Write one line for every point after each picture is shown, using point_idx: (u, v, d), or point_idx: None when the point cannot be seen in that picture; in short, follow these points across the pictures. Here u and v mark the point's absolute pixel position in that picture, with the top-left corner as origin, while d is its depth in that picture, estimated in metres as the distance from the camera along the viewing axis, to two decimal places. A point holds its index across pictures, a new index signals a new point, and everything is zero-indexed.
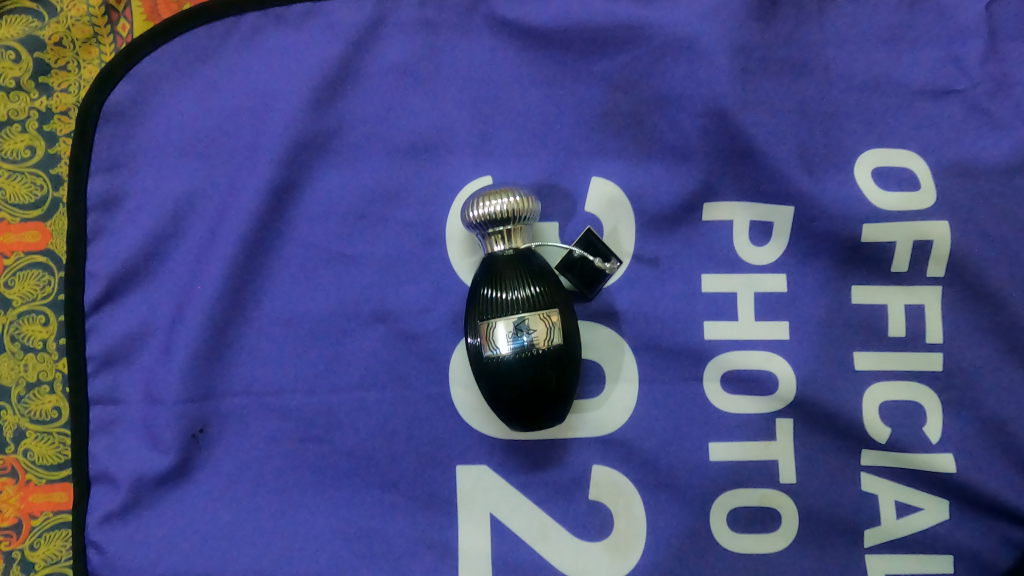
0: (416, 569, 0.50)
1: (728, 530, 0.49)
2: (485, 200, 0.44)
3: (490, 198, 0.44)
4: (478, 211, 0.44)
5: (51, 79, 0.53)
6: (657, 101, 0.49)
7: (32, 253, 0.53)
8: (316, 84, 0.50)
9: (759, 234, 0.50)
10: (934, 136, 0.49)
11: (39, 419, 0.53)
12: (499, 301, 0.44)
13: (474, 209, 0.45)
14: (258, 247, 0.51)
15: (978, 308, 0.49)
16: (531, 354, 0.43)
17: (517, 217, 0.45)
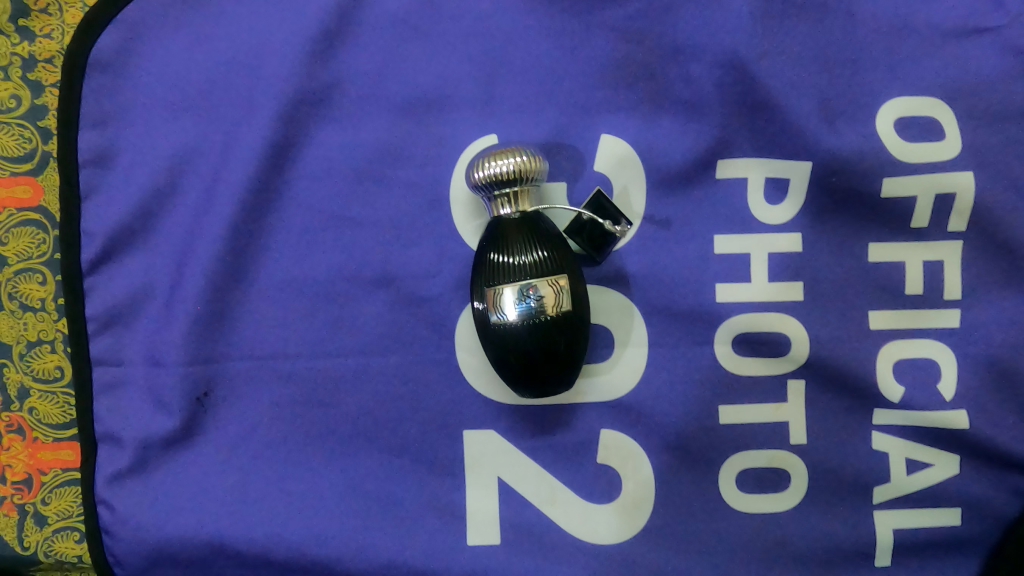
0: (425, 529, 0.50)
1: (736, 491, 0.49)
2: (491, 160, 0.43)
3: (496, 158, 0.43)
4: (484, 171, 0.43)
5: (32, 23, 0.50)
6: (671, 50, 0.47)
7: (24, 209, 0.51)
8: (312, 34, 0.48)
9: (776, 191, 0.48)
10: (963, 86, 0.46)
11: (42, 379, 0.52)
12: (505, 266, 0.43)
13: (480, 169, 0.43)
14: (257, 207, 0.49)
15: (1000, 267, 0.47)
16: (539, 320, 0.42)
17: (524, 178, 0.43)
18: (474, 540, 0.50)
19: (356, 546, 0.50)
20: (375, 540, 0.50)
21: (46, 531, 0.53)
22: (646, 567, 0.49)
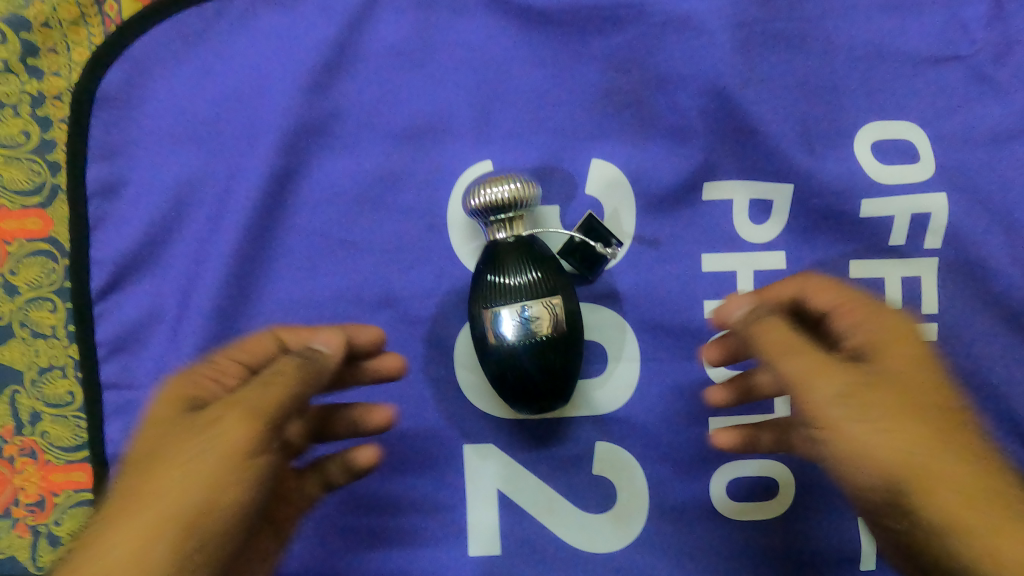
0: (428, 541, 0.52)
1: (727, 499, 0.51)
2: (487, 187, 0.45)
3: (492, 185, 0.45)
4: (480, 198, 0.45)
5: (40, 62, 0.51)
6: (656, 79, 0.49)
7: (35, 240, 0.53)
8: (312, 67, 0.50)
9: (759, 211, 0.50)
10: (934, 109, 0.49)
11: (54, 403, 0.54)
12: (501, 287, 0.45)
13: (476, 196, 0.45)
14: (261, 235, 0.51)
15: (974, 281, 0.49)
16: (536, 338, 0.44)
17: (519, 204, 0.45)
18: (475, 551, 0.52)
19: (363, 558, 0.52)
20: (380, 552, 0.52)
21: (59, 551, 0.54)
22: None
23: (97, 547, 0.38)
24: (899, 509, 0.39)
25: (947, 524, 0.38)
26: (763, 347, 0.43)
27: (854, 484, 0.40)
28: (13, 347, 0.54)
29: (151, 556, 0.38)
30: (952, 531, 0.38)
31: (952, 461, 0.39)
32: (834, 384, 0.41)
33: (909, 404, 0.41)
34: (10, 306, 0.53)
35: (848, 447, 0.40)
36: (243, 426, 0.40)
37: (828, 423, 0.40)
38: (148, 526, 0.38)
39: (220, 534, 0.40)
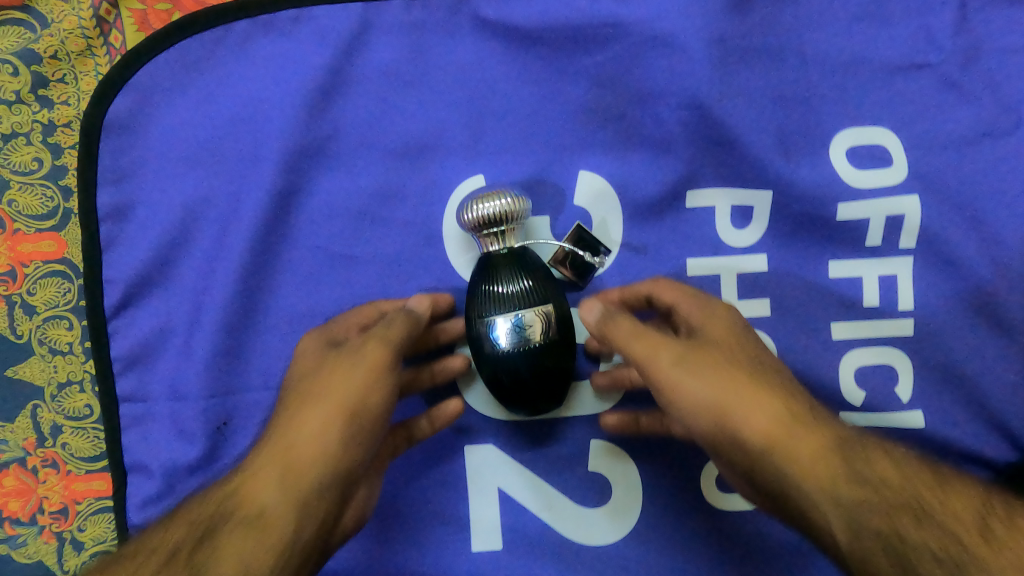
0: (433, 538, 0.54)
1: (717, 492, 0.54)
2: (478, 203, 0.47)
3: (483, 201, 0.46)
4: (472, 214, 0.47)
5: (50, 92, 0.54)
6: (638, 92, 0.51)
7: (50, 262, 0.56)
8: (309, 90, 0.52)
9: (741, 217, 0.52)
10: (905, 115, 0.51)
11: (73, 416, 0.57)
12: (496, 297, 0.47)
13: (468, 212, 0.47)
14: (266, 251, 0.54)
15: (947, 277, 0.52)
16: (528, 346, 0.46)
17: (509, 217, 0.47)
18: (478, 547, 0.54)
19: (371, 556, 0.54)
20: (388, 550, 0.54)
21: (82, 556, 0.57)
22: (638, 565, 0.54)
23: (280, 436, 0.45)
24: (745, 455, 0.42)
25: (803, 463, 0.41)
26: (617, 334, 0.45)
27: (704, 435, 0.43)
28: (32, 364, 0.56)
29: (326, 442, 0.44)
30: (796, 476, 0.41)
31: (792, 409, 0.43)
32: (675, 353, 0.44)
33: (721, 359, 0.44)
34: (28, 325, 0.56)
35: (673, 396, 0.44)
36: (382, 345, 0.47)
37: (667, 385, 0.44)
38: (327, 416, 0.45)
39: (367, 433, 0.45)
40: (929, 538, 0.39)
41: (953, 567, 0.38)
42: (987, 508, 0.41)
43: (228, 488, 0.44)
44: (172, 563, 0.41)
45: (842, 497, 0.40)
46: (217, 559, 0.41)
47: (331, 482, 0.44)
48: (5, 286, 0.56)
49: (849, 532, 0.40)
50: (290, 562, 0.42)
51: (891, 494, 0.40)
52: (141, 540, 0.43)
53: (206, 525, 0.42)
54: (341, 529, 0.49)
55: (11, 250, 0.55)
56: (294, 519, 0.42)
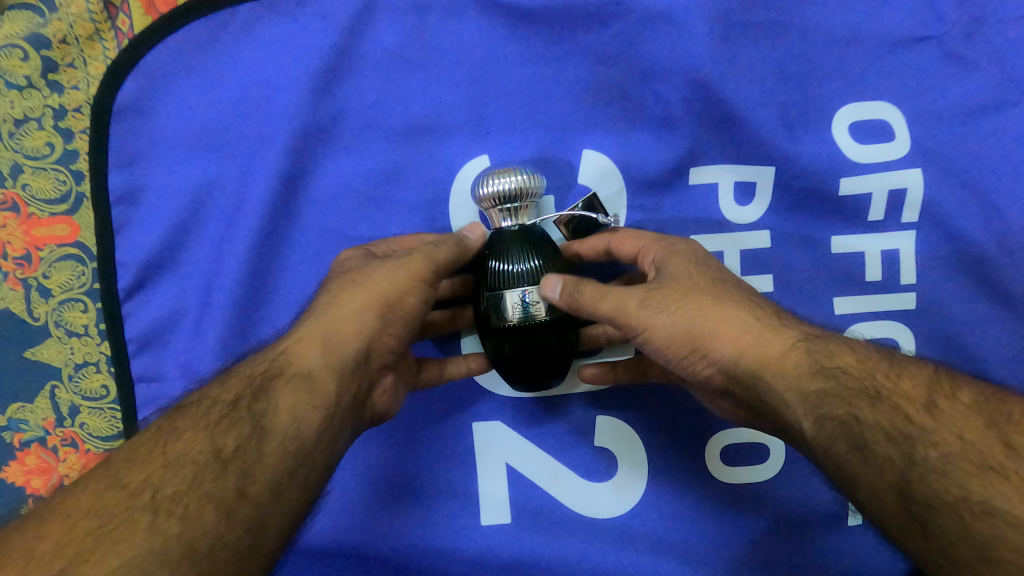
0: (444, 512, 0.56)
1: (720, 465, 0.56)
2: (493, 178, 0.46)
3: (499, 176, 0.46)
4: (487, 189, 0.46)
5: (60, 77, 0.55)
6: (641, 70, 0.52)
7: (64, 245, 0.57)
8: (315, 72, 0.53)
9: (744, 193, 0.53)
10: (908, 89, 0.51)
11: (90, 396, 0.58)
12: (507, 272, 0.46)
13: (483, 186, 0.46)
14: (275, 233, 0.55)
15: (950, 251, 0.52)
16: (534, 325, 0.46)
17: (523, 194, 0.47)
18: (487, 520, 0.56)
19: (383, 530, 0.56)
20: (399, 524, 0.56)
21: None
22: (643, 536, 0.56)
23: (325, 309, 0.45)
24: (719, 369, 0.45)
25: (771, 367, 0.43)
26: (587, 300, 0.44)
27: (680, 360, 0.45)
28: (49, 346, 0.58)
29: (365, 323, 0.45)
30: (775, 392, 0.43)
31: (753, 314, 0.45)
32: (638, 294, 0.45)
33: (682, 286, 0.45)
34: (43, 307, 0.57)
35: (643, 335, 0.45)
36: (424, 258, 0.46)
37: (639, 323, 0.45)
38: (368, 297, 0.45)
39: (403, 323, 0.46)
40: (884, 418, 0.40)
41: (905, 444, 0.39)
42: (936, 386, 0.41)
43: (275, 351, 0.44)
44: (233, 413, 0.41)
45: (805, 388, 0.42)
46: (275, 408, 0.42)
47: (369, 355, 0.45)
48: (20, 270, 0.57)
49: (814, 419, 0.41)
50: (336, 420, 0.44)
51: (849, 381, 0.41)
52: (200, 392, 0.43)
53: (261, 381, 0.43)
54: (372, 409, 0.49)
55: (26, 234, 0.56)
56: (340, 381, 0.44)
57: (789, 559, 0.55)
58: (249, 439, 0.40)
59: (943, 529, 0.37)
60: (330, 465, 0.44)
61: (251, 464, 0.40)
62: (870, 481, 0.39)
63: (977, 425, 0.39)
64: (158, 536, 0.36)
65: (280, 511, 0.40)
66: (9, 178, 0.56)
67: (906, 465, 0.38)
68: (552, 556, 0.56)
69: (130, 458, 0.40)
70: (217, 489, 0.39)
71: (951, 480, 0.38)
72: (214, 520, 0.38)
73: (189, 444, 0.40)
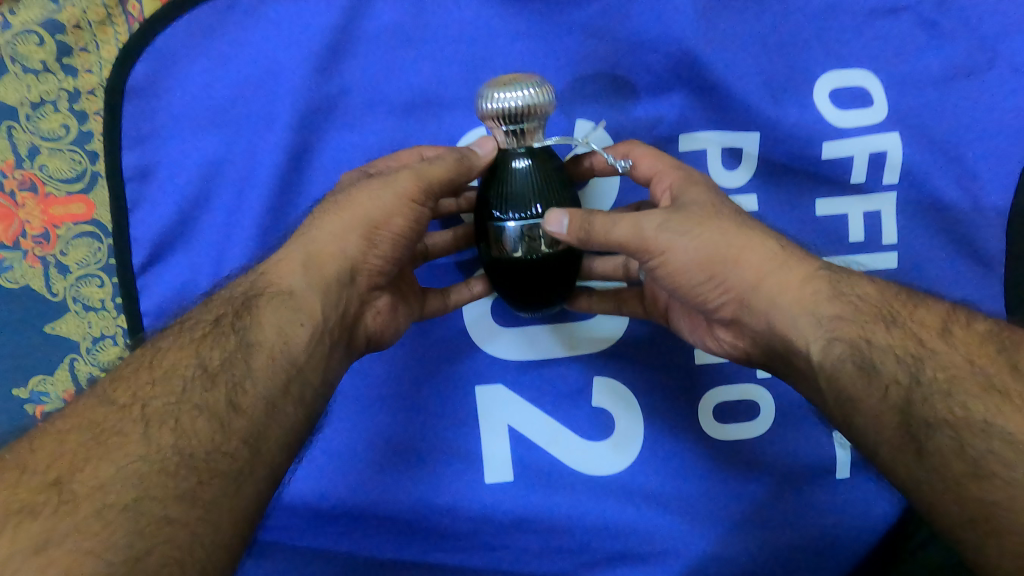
0: (449, 472, 0.58)
1: (715, 423, 0.58)
2: (499, 93, 0.42)
3: (505, 91, 0.42)
4: (493, 105, 0.43)
5: (75, 61, 0.57)
6: (629, 42, 0.54)
7: (80, 223, 0.59)
8: (318, 50, 0.55)
9: (730, 159, 0.55)
10: (885, 57, 0.53)
11: (107, 368, 0.61)
12: (508, 200, 0.45)
13: (488, 101, 0.43)
14: (283, 206, 0.57)
15: (928, 211, 0.55)
16: (537, 259, 0.46)
17: (530, 112, 0.43)
18: (491, 480, 0.58)
19: (391, 490, 0.58)
20: (406, 484, 0.58)
21: None
22: (642, 491, 0.58)
23: (303, 233, 0.46)
24: (734, 297, 0.45)
25: (787, 294, 0.44)
26: (599, 229, 0.43)
27: (695, 286, 0.45)
28: (68, 320, 0.60)
29: (348, 243, 0.46)
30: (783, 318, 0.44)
31: (779, 244, 0.45)
32: (664, 218, 0.44)
33: (704, 211, 0.45)
34: (60, 283, 0.60)
35: (665, 257, 0.44)
36: (415, 177, 0.46)
37: (658, 246, 0.44)
38: (352, 216, 0.46)
39: (390, 244, 0.47)
40: (896, 342, 0.42)
41: (912, 367, 0.41)
42: (951, 317, 0.43)
43: (256, 273, 0.46)
44: (216, 330, 0.42)
45: (821, 313, 0.43)
46: (259, 325, 0.43)
47: (353, 276, 0.47)
48: (39, 247, 0.59)
49: (823, 342, 0.43)
50: (325, 338, 0.45)
51: (867, 308, 0.43)
52: (183, 316, 0.44)
53: (241, 301, 0.44)
54: (365, 331, 0.50)
55: (44, 213, 0.59)
56: (325, 298, 0.45)
57: (781, 510, 0.58)
58: (235, 353, 0.42)
59: (939, 447, 0.39)
60: (324, 383, 0.45)
61: (240, 378, 0.41)
62: (872, 403, 0.41)
63: (985, 353, 0.41)
64: (152, 446, 0.37)
65: (275, 423, 0.42)
66: (27, 159, 0.58)
67: (910, 386, 0.41)
68: (555, 513, 0.58)
69: (119, 376, 0.41)
70: (207, 401, 0.40)
71: (954, 400, 0.40)
72: (207, 431, 0.39)
73: (177, 359, 0.41)
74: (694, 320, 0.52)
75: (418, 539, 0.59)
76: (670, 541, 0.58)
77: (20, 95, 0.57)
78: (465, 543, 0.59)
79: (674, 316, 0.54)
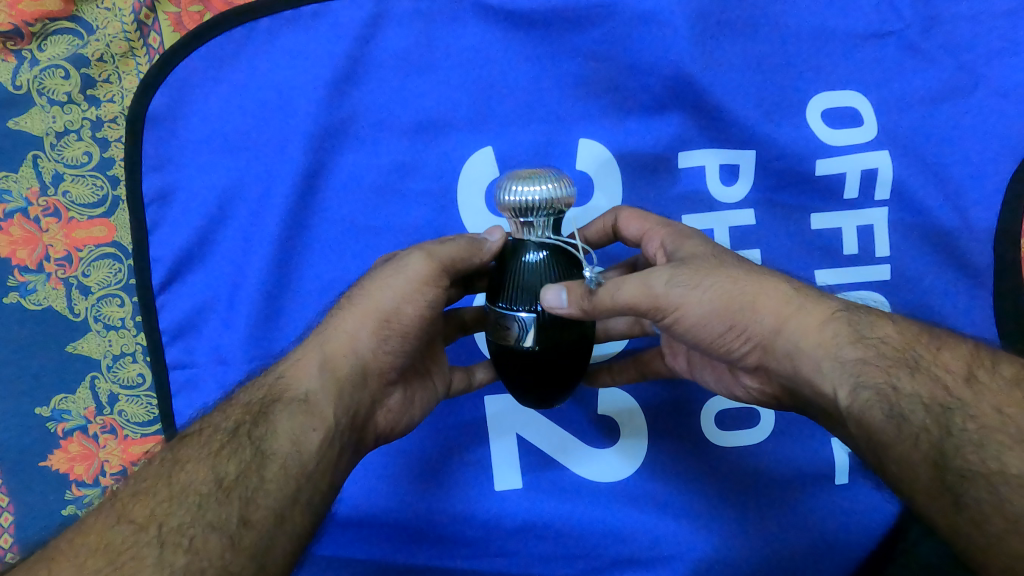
0: (462, 480, 0.61)
1: (717, 430, 0.60)
2: (517, 186, 0.43)
3: (524, 184, 0.42)
4: (510, 197, 0.43)
5: (97, 92, 0.59)
6: (628, 69, 0.57)
7: (102, 245, 0.61)
8: (331, 79, 0.58)
9: (729, 176, 0.58)
10: (873, 79, 0.56)
11: (127, 384, 0.62)
12: (521, 289, 0.44)
13: (508, 193, 0.43)
14: (297, 225, 0.59)
15: (920, 225, 0.57)
16: (545, 345, 0.44)
17: (551, 204, 0.43)
18: (500, 487, 0.61)
19: (406, 498, 0.61)
20: (420, 493, 0.61)
21: None
22: (647, 498, 0.60)
23: (319, 333, 0.47)
24: (757, 345, 0.44)
25: (809, 338, 0.42)
26: (604, 297, 0.42)
27: (716, 338, 0.44)
28: (89, 339, 0.61)
29: (360, 341, 0.47)
30: (800, 377, 0.43)
31: (790, 285, 0.44)
32: (667, 273, 0.44)
33: (708, 262, 0.44)
34: (81, 304, 0.61)
35: (679, 315, 0.43)
36: (427, 259, 0.47)
37: (671, 302, 0.43)
38: (365, 313, 0.47)
39: (400, 339, 0.48)
40: (922, 389, 0.39)
41: (942, 415, 0.38)
42: (976, 359, 0.40)
43: (273, 377, 0.46)
44: (233, 441, 0.42)
45: (843, 356, 0.41)
46: (275, 433, 0.43)
47: (365, 376, 0.47)
48: (62, 270, 0.61)
49: (849, 388, 0.40)
50: (336, 441, 0.46)
51: (891, 351, 0.41)
52: (202, 421, 0.44)
53: (259, 408, 0.44)
54: (375, 430, 0.51)
55: (67, 236, 0.60)
56: (338, 402, 0.46)
57: (782, 513, 0.60)
58: (249, 466, 0.41)
59: (978, 502, 0.36)
60: (331, 487, 0.45)
61: (253, 493, 0.41)
62: (902, 451, 0.38)
63: (1017, 399, 0.38)
64: (167, 569, 0.37)
65: (285, 535, 0.41)
66: (50, 186, 0.60)
67: (941, 436, 0.38)
68: (563, 520, 0.60)
69: (136, 491, 0.40)
70: (220, 519, 0.39)
71: (988, 453, 0.37)
72: (219, 547, 0.38)
73: (192, 474, 0.40)
74: (718, 371, 0.53)
75: (433, 548, 0.61)
76: (675, 545, 0.60)
77: (45, 125, 0.59)
78: (477, 551, 0.61)
79: (696, 369, 0.55)
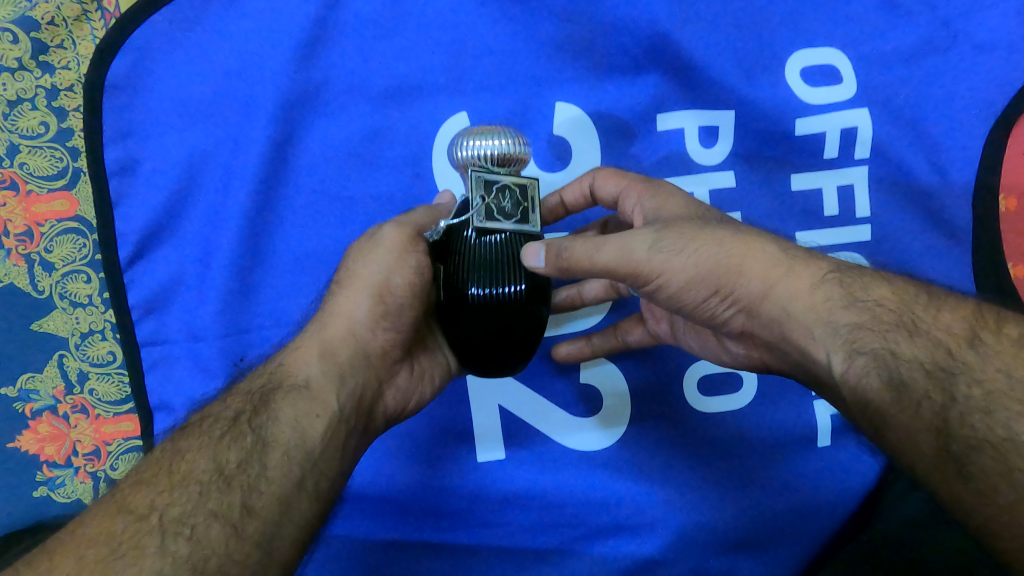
0: (445, 452, 0.60)
1: (699, 396, 0.60)
2: (470, 140, 0.42)
3: (476, 138, 0.42)
4: (464, 151, 0.42)
5: (50, 58, 0.57)
6: (605, 28, 0.55)
7: (64, 220, 0.59)
8: (297, 41, 0.55)
9: (708, 138, 0.56)
10: (850, 37, 0.55)
11: (97, 363, 0.60)
12: (470, 263, 0.43)
13: (461, 148, 0.42)
14: (267, 194, 0.57)
15: (900, 185, 0.56)
16: (501, 316, 0.43)
17: (506, 161, 0.42)
18: (483, 458, 0.60)
19: (389, 471, 0.60)
20: (402, 465, 0.60)
21: None
22: (631, 465, 0.60)
23: (318, 319, 0.46)
24: (741, 309, 0.43)
25: (798, 302, 0.41)
26: (581, 257, 0.42)
27: (699, 302, 0.44)
28: (55, 317, 0.59)
29: (357, 319, 0.46)
30: (788, 345, 0.43)
31: (779, 248, 0.43)
32: (650, 237, 0.43)
33: (694, 224, 0.43)
34: (45, 281, 0.59)
35: (663, 280, 0.43)
36: (400, 228, 0.46)
37: (654, 269, 0.42)
38: (357, 291, 0.46)
39: (398, 313, 0.46)
40: (922, 352, 0.39)
41: (945, 381, 0.38)
42: (979, 320, 0.40)
43: (274, 365, 0.45)
44: (234, 428, 0.41)
45: (836, 321, 0.40)
46: (277, 420, 0.41)
47: (367, 356, 0.46)
48: (22, 246, 0.58)
49: (845, 354, 0.40)
50: (341, 428, 0.44)
51: (886, 315, 0.40)
52: (202, 412, 0.43)
53: (260, 396, 0.42)
54: (384, 411, 0.49)
55: (26, 211, 0.58)
56: (340, 387, 0.44)
57: (766, 477, 0.60)
58: (252, 453, 0.40)
59: (983, 469, 0.36)
60: (340, 472, 0.43)
61: (256, 479, 0.39)
62: (905, 419, 0.38)
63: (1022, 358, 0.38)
64: (169, 558, 0.35)
65: (291, 521, 0.40)
66: (5, 158, 0.57)
67: (945, 404, 0.37)
68: (549, 489, 0.60)
69: (136, 483, 0.39)
70: (223, 506, 0.38)
71: (995, 419, 0.37)
72: (222, 536, 0.37)
73: (192, 463, 0.39)
74: (703, 337, 0.53)
75: (418, 522, 0.60)
76: (661, 510, 0.60)
77: None
78: (463, 523, 0.60)
79: (680, 334, 0.55)
